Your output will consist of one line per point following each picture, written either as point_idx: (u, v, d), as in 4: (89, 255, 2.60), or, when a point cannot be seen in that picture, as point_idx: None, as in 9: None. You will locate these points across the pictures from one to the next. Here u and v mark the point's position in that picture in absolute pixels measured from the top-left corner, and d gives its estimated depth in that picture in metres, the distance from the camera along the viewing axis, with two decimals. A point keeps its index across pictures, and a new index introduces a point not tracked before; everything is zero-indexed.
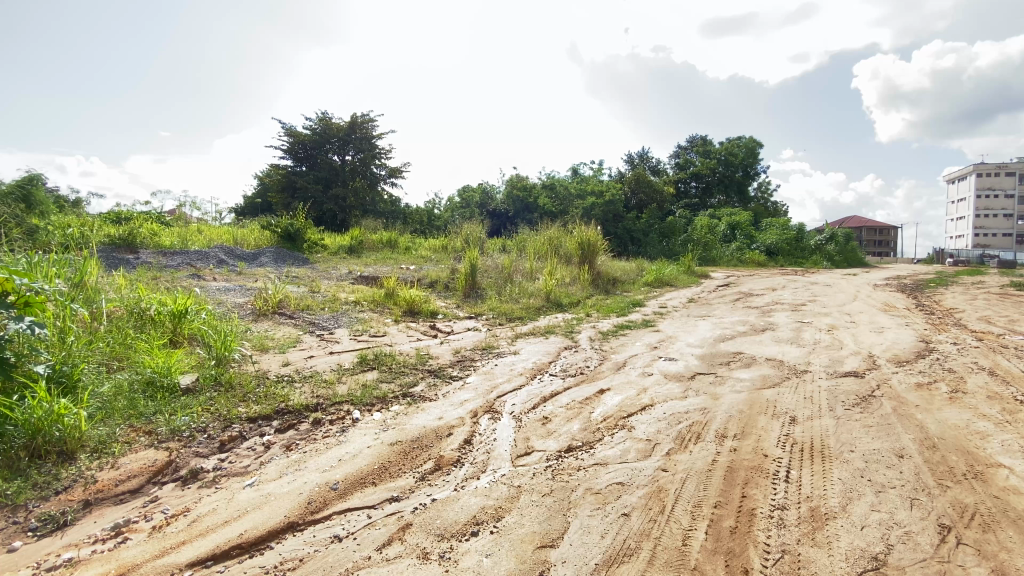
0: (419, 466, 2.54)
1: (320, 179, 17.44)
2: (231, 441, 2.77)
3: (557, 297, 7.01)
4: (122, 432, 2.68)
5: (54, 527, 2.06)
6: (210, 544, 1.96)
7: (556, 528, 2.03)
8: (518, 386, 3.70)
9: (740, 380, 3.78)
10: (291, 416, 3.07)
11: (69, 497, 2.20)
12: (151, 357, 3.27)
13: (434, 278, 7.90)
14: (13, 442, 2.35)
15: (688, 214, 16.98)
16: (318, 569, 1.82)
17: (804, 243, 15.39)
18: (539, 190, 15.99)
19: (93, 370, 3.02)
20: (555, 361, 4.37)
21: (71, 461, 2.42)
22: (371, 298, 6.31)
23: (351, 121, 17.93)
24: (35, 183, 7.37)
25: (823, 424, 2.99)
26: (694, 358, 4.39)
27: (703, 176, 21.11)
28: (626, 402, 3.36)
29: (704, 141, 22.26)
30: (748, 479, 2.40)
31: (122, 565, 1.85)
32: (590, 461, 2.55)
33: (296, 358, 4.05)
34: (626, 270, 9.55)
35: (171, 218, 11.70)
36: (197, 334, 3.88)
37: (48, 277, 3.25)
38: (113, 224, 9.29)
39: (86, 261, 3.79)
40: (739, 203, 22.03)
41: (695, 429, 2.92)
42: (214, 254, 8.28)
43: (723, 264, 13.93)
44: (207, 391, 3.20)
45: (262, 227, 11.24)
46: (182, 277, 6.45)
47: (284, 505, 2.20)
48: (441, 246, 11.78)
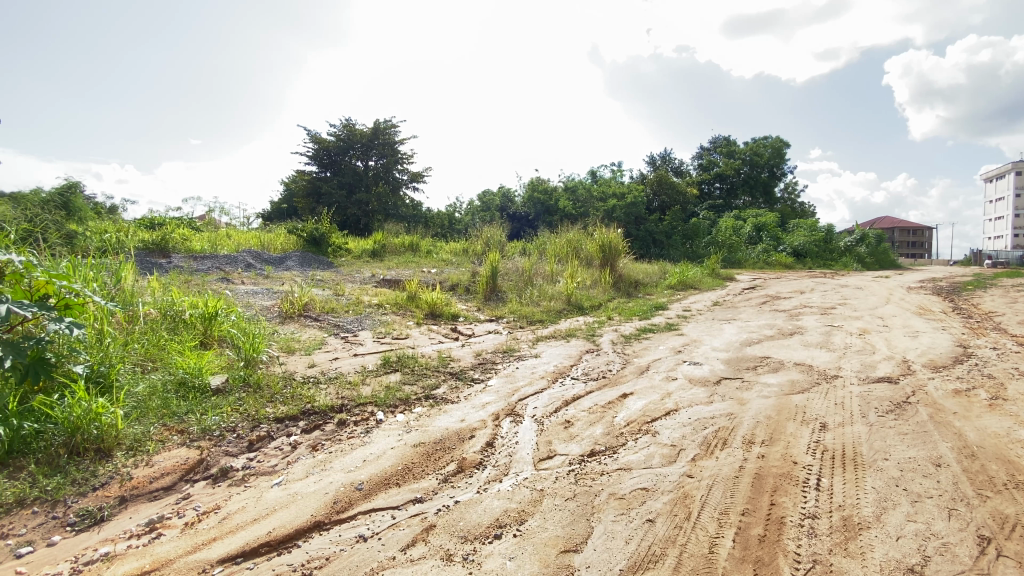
0: (441, 468, 2.56)
1: (343, 184, 17.76)
2: (259, 441, 2.83)
3: (579, 300, 6.98)
4: (156, 430, 2.77)
5: (91, 522, 2.13)
6: (240, 541, 2.00)
7: (579, 532, 2.01)
8: (539, 390, 3.69)
9: (767, 385, 3.70)
10: (317, 416, 3.12)
11: (106, 493, 2.28)
12: (183, 358, 3.37)
13: (455, 281, 7.96)
14: (53, 440, 2.46)
15: (712, 216, 16.72)
16: (343, 568, 1.84)
17: (833, 245, 15.00)
18: (560, 193, 15.99)
19: (129, 371, 3.12)
20: (577, 364, 4.34)
21: (107, 458, 2.51)
22: (394, 300, 6.39)
23: (374, 128, 18.25)
24: (76, 191, 7.71)
25: (854, 431, 2.90)
26: (719, 362, 4.31)
27: (727, 177, 20.77)
28: (650, 407, 3.31)
29: (728, 142, 21.91)
30: (777, 487, 2.34)
31: (155, 560, 1.91)
32: (613, 466, 2.52)
33: (321, 359, 4.13)
34: (648, 273, 9.46)
35: (201, 224, 12.06)
36: (226, 335, 3.99)
37: (87, 281, 3.39)
38: (148, 229, 9.64)
39: (122, 265, 3.93)
40: (764, 204, 21.63)
41: (721, 434, 2.87)
42: (243, 258, 8.51)
43: (748, 266, 13.64)
44: (236, 391, 3.28)
45: (288, 231, 11.50)
46: (212, 281, 6.65)
47: (310, 504, 2.24)
48: (462, 250, 11.86)
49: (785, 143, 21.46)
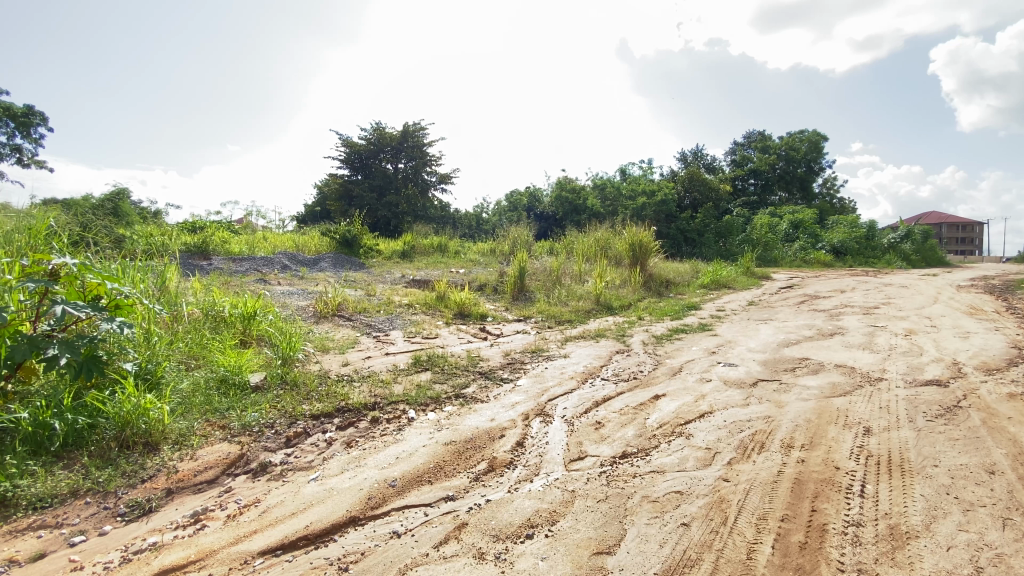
0: (473, 467, 2.57)
1: (374, 187, 18.12)
2: (296, 437, 2.91)
3: (608, 300, 6.90)
4: (200, 425, 2.88)
5: (140, 513, 2.23)
6: (279, 534, 2.06)
7: (612, 534, 1.99)
8: (569, 390, 3.67)
9: (806, 388, 3.58)
10: (351, 414, 3.19)
11: (153, 486, 2.39)
12: (225, 356, 3.50)
13: (483, 281, 8.00)
14: (105, 433, 2.59)
15: (747, 213, 16.27)
16: (378, 563, 1.87)
17: (875, 242, 14.42)
18: (588, 192, 15.87)
19: (174, 368, 3.26)
20: (607, 365, 4.30)
21: (155, 452, 2.62)
22: (424, 300, 6.47)
23: (403, 130, 18.56)
24: (124, 198, 8.10)
25: (901, 436, 2.77)
26: (755, 364, 4.18)
27: (762, 172, 20.18)
28: (683, 409, 3.25)
29: (763, 137, 21.30)
30: (818, 493, 2.25)
31: (200, 550, 1.98)
32: (646, 468, 2.48)
33: (355, 358, 4.21)
34: (680, 272, 9.27)
35: (239, 227, 12.49)
36: (264, 334, 4.13)
37: (135, 282, 3.56)
38: (190, 232, 10.05)
39: (166, 267, 4.11)
40: (801, 200, 20.95)
41: (758, 437, 2.79)
42: (279, 259, 8.78)
43: (785, 263, 13.34)
44: (274, 389, 3.39)
45: (321, 234, 11.78)
46: (250, 282, 6.88)
47: (346, 500, 2.29)
48: (490, 250, 11.90)
49: (823, 137, 20.72)
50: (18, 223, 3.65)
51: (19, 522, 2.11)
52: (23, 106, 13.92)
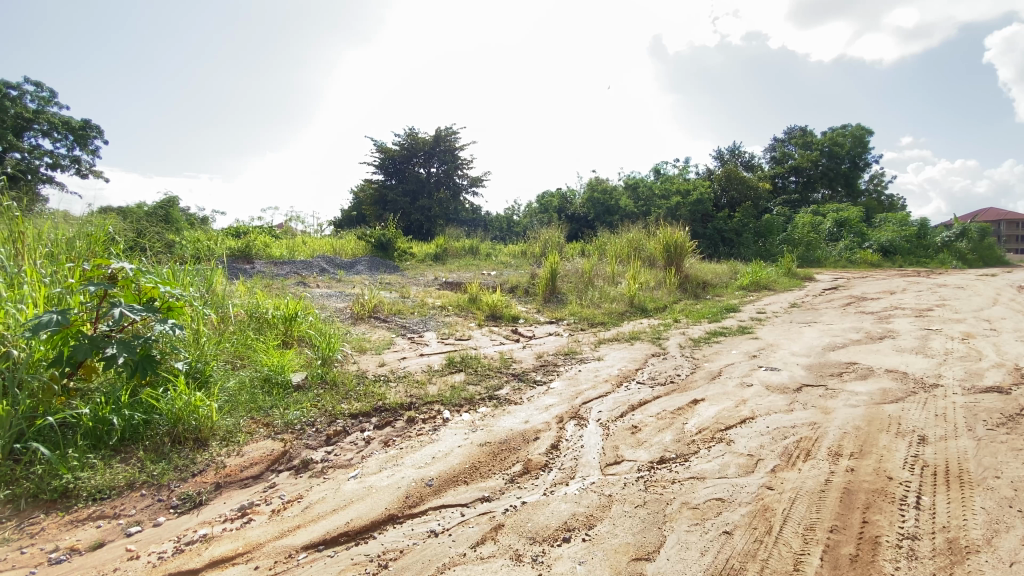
0: (508, 468, 2.57)
1: (408, 191, 18.48)
2: (336, 435, 2.98)
3: (642, 302, 6.80)
4: (245, 423, 2.99)
5: (191, 505, 2.34)
6: (321, 530, 2.12)
7: (651, 541, 1.95)
8: (604, 393, 3.62)
9: (855, 393, 3.42)
10: (388, 413, 3.26)
11: (203, 480, 2.50)
12: (268, 357, 3.62)
13: (515, 283, 8.02)
14: (159, 428, 2.73)
15: (787, 212, 15.72)
16: (417, 562, 1.90)
17: (927, 240, 13.70)
18: (620, 192, 15.70)
19: (222, 368, 3.40)
20: (642, 368, 4.23)
21: (204, 447, 2.74)
22: (456, 302, 6.54)
23: (436, 135, 18.89)
24: (174, 205, 8.52)
25: (959, 446, 2.61)
26: (799, 368, 4.03)
27: (803, 169, 19.48)
28: (723, 414, 3.16)
29: (804, 133, 20.59)
30: (869, 503, 2.15)
31: (248, 543, 2.06)
32: (685, 474, 2.43)
33: (391, 359, 4.30)
34: (717, 274, 9.04)
35: (279, 231, 12.96)
36: (304, 335, 4.26)
37: (185, 285, 3.73)
38: (234, 237, 10.51)
39: (213, 271, 4.29)
40: (846, 198, 20.14)
41: (803, 445, 2.68)
42: (318, 262, 9.06)
43: (829, 263, 12.86)
44: (314, 388, 3.49)
45: (357, 237, 12.08)
46: (290, 285, 7.12)
47: (384, 498, 2.33)
48: (522, 252, 11.92)
49: (869, 131, 19.84)
50: (80, 230, 3.89)
51: (80, 512, 2.24)
52: (81, 119, 14.85)
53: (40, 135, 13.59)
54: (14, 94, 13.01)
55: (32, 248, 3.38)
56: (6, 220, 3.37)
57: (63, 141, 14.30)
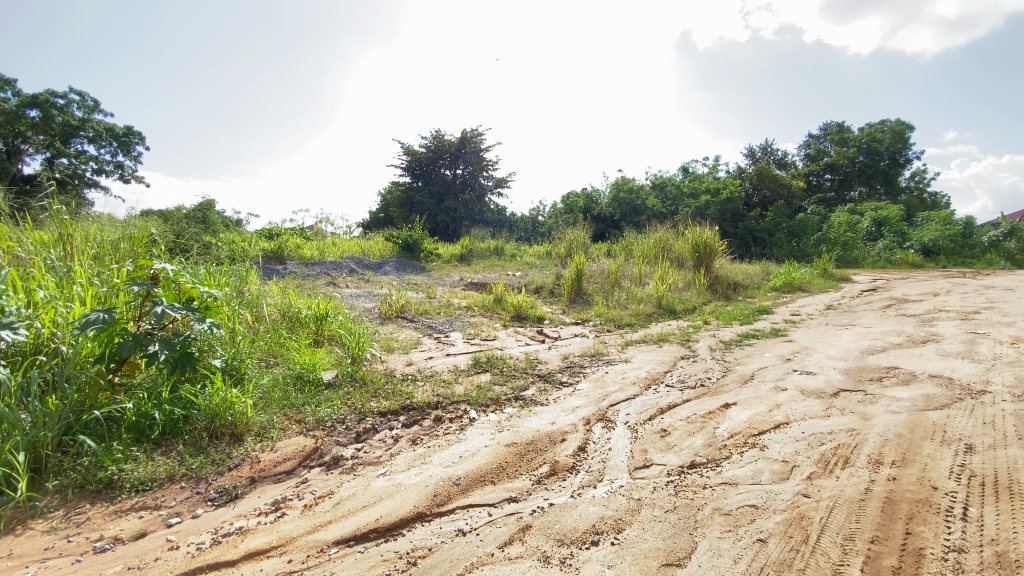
0: (535, 469, 2.57)
1: (434, 193, 18.70)
2: (366, 433, 3.04)
3: (670, 304, 6.69)
4: (279, 419, 3.07)
5: (227, 498, 2.42)
6: (352, 525, 2.16)
7: (682, 547, 1.91)
8: (631, 396, 3.58)
9: (896, 399, 3.28)
10: (415, 412, 3.30)
11: (239, 474, 2.58)
12: (300, 355, 3.71)
13: (540, 284, 8.01)
14: (198, 424, 2.83)
15: (822, 211, 15.24)
16: (445, 560, 1.91)
17: (973, 240, 13.07)
18: (647, 192, 15.49)
19: (256, 366, 3.49)
20: (671, 370, 4.16)
21: (240, 442, 2.83)
22: (482, 303, 6.58)
23: (462, 137, 19.05)
24: (210, 208, 8.81)
25: (1010, 456, 2.47)
26: (836, 372, 3.89)
27: (840, 167, 18.77)
28: (756, 419, 3.08)
29: (841, 129, 19.94)
30: (912, 514, 2.06)
31: (282, 537, 2.11)
32: (717, 480, 2.37)
33: (418, 358, 4.35)
34: (748, 274, 8.83)
35: (310, 233, 13.28)
36: (334, 335, 4.35)
37: (222, 284, 3.85)
38: (267, 238, 10.84)
39: (248, 272, 4.42)
40: (885, 196, 19.40)
41: (842, 451, 2.59)
42: (347, 263, 9.27)
43: (867, 265, 12.42)
44: (344, 386, 3.56)
45: (385, 239, 12.27)
46: (321, 285, 7.30)
47: (412, 496, 2.35)
48: (547, 253, 11.90)
49: (910, 126, 19.07)
50: (124, 232, 4.06)
51: (124, 503, 2.34)
52: (125, 126, 15.53)
53: (86, 142, 14.25)
54: (61, 103, 13.59)
55: (79, 250, 3.53)
56: (57, 223, 3.55)
57: (107, 148, 14.97)
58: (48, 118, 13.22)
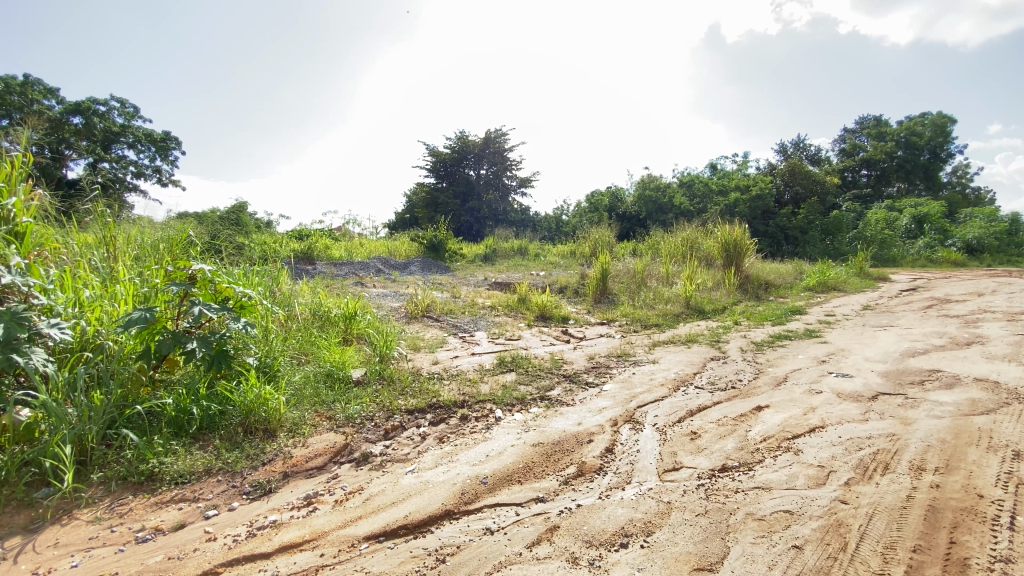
0: (562, 470, 2.56)
1: (458, 193, 18.84)
2: (394, 430, 3.08)
3: (699, 304, 6.57)
4: (310, 416, 3.14)
5: (261, 492, 2.49)
6: (382, 521, 2.19)
7: (714, 551, 1.87)
8: (660, 397, 3.53)
9: (939, 404, 3.14)
10: (442, 410, 3.33)
11: (272, 469, 2.65)
12: (330, 353, 3.79)
13: (564, 284, 7.97)
14: (233, 419, 2.92)
15: (857, 208, 14.73)
16: (473, 558, 1.92)
17: (1020, 238, 12.45)
18: (674, 189, 15.26)
19: (288, 363, 3.58)
20: (700, 372, 4.09)
21: (273, 438, 2.90)
22: (506, 303, 6.58)
23: (486, 137, 19.15)
24: (244, 211, 9.06)
25: None
26: (874, 375, 3.75)
27: (877, 162, 18.03)
28: (790, 422, 2.99)
29: (877, 122, 19.26)
30: (957, 523, 1.97)
31: (314, 531, 2.16)
32: (749, 484, 2.32)
33: (444, 357, 4.38)
34: (781, 274, 8.59)
35: (337, 233, 13.54)
36: (363, 333, 4.42)
37: (255, 283, 3.97)
38: (297, 239, 11.10)
39: (281, 272, 4.54)
40: (925, 192, 18.59)
41: (881, 457, 2.49)
42: (374, 263, 9.40)
43: (906, 264, 11.96)
44: (373, 383, 3.62)
45: (410, 239, 12.41)
46: (349, 285, 7.43)
47: (441, 493, 2.38)
48: (571, 253, 11.84)
49: (952, 119, 18.30)
50: (163, 234, 4.22)
51: (164, 495, 2.43)
52: (162, 132, 16.12)
53: (126, 147, 14.86)
54: (102, 110, 14.15)
55: (121, 252, 3.67)
56: (101, 226, 3.71)
57: (145, 153, 15.56)
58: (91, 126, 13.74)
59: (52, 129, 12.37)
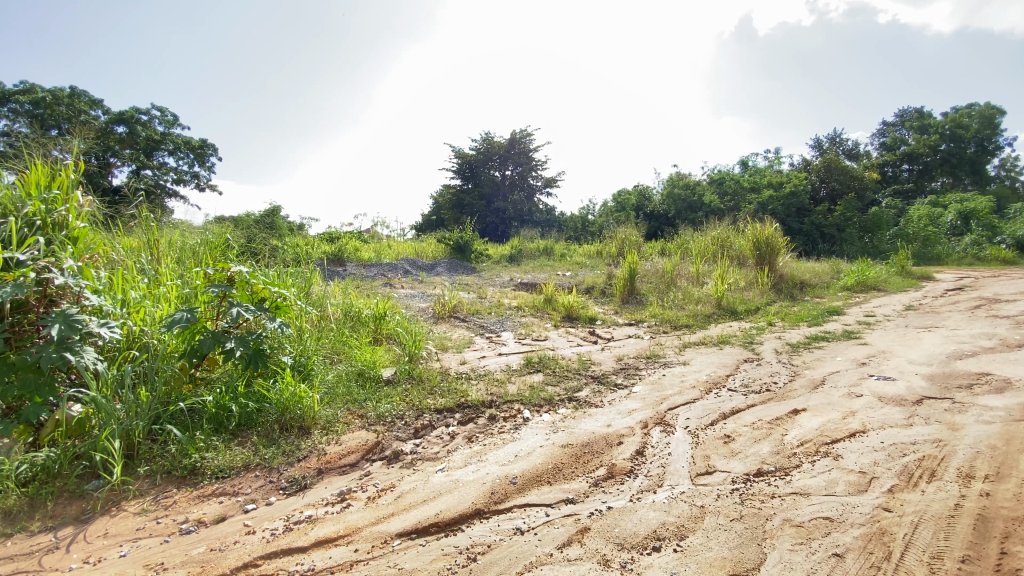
0: (592, 472, 2.54)
1: (484, 195, 18.95)
2: (424, 429, 3.12)
3: (730, 304, 6.43)
4: (343, 414, 3.21)
5: (297, 488, 2.56)
6: (413, 518, 2.22)
7: (750, 557, 1.83)
8: (691, 400, 3.47)
9: (990, 409, 2.99)
10: (470, 410, 3.35)
11: (307, 465, 2.72)
12: (362, 352, 3.87)
13: (591, 284, 7.92)
14: (270, 416, 3.01)
15: (898, 205, 14.15)
16: (504, 558, 1.93)
17: None
18: (703, 188, 14.96)
19: (322, 362, 3.67)
20: (734, 374, 3.99)
21: (307, 434, 2.98)
22: (532, 303, 6.58)
23: (511, 138, 19.21)
24: (277, 214, 9.32)
25: None
26: (918, 378, 3.60)
27: (919, 156, 17.28)
28: (828, 426, 2.90)
29: (920, 114, 18.45)
30: (1011, 533, 1.87)
31: (349, 526, 2.21)
32: (786, 489, 2.26)
33: (471, 357, 4.41)
34: (816, 273, 8.32)
35: (366, 235, 13.82)
36: (392, 334, 4.50)
37: (289, 284, 4.08)
38: (328, 242, 11.37)
39: (313, 273, 4.65)
40: (971, 186, 17.86)
41: (926, 463, 2.39)
42: (402, 265, 9.55)
43: (950, 262, 11.46)
44: (403, 382, 3.68)
45: (437, 240, 12.53)
46: (379, 286, 7.57)
47: (471, 492, 2.39)
48: (597, 253, 11.76)
49: (1001, 110, 17.41)
50: (203, 238, 4.38)
51: (206, 489, 2.52)
52: (200, 139, 16.73)
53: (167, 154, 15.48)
54: (145, 119, 14.77)
55: (163, 254, 3.83)
56: (144, 230, 3.88)
57: (185, 160, 16.20)
58: (134, 134, 14.35)
59: (99, 137, 12.95)
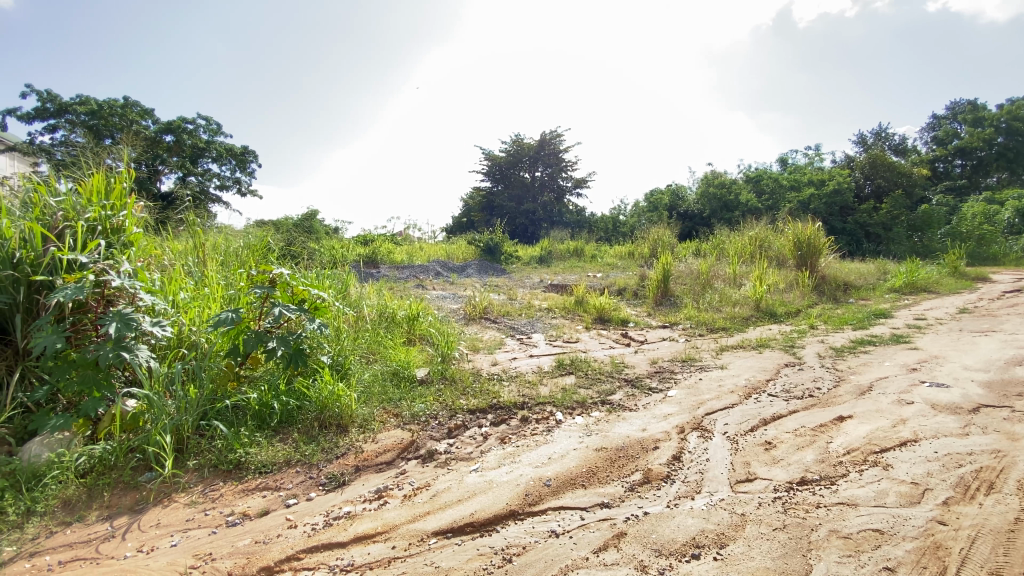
0: (627, 476, 2.51)
1: (513, 197, 19.06)
2: (457, 429, 3.16)
3: (769, 306, 6.24)
4: (378, 413, 3.27)
5: (336, 484, 2.62)
6: (448, 518, 2.25)
7: (794, 568, 1.78)
8: (728, 405, 3.38)
9: None
10: (503, 411, 3.37)
11: (345, 462, 2.79)
12: (396, 353, 3.94)
13: (622, 285, 7.84)
14: (309, 413, 3.11)
15: (950, 202, 13.43)
16: (540, 560, 1.93)
17: None
18: (739, 186, 14.58)
19: (358, 362, 3.75)
20: (773, 379, 3.87)
21: (345, 432, 3.05)
22: (564, 305, 6.55)
23: (541, 139, 19.26)
24: (314, 218, 9.60)
25: None
26: (974, 385, 3.41)
27: (972, 150, 16.37)
28: (876, 434, 2.78)
29: (974, 107, 17.48)
30: None
31: (386, 524, 2.25)
32: (832, 499, 2.18)
33: (503, 358, 4.44)
34: (861, 274, 8.00)
35: (399, 238, 14.08)
36: (425, 334, 4.57)
37: (327, 285, 4.19)
38: (363, 244, 11.64)
39: (349, 275, 4.77)
40: None
41: (984, 475, 2.27)
42: (433, 266, 9.69)
43: (1008, 262, 10.81)
44: (436, 382, 3.73)
45: (467, 242, 12.65)
46: (412, 287, 7.70)
47: (505, 494, 2.41)
48: (629, 254, 11.62)
49: None
50: (245, 241, 4.55)
51: (250, 483, 2.62)
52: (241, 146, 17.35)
53: (211, 161, 16.15)
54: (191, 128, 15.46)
55: (209, 257, 4.01)
56: (191, 234, 4.05)
57: (228, 166, 16.85)
58: (180, 143, 15.05)
59: (149, 146, 13.61)
